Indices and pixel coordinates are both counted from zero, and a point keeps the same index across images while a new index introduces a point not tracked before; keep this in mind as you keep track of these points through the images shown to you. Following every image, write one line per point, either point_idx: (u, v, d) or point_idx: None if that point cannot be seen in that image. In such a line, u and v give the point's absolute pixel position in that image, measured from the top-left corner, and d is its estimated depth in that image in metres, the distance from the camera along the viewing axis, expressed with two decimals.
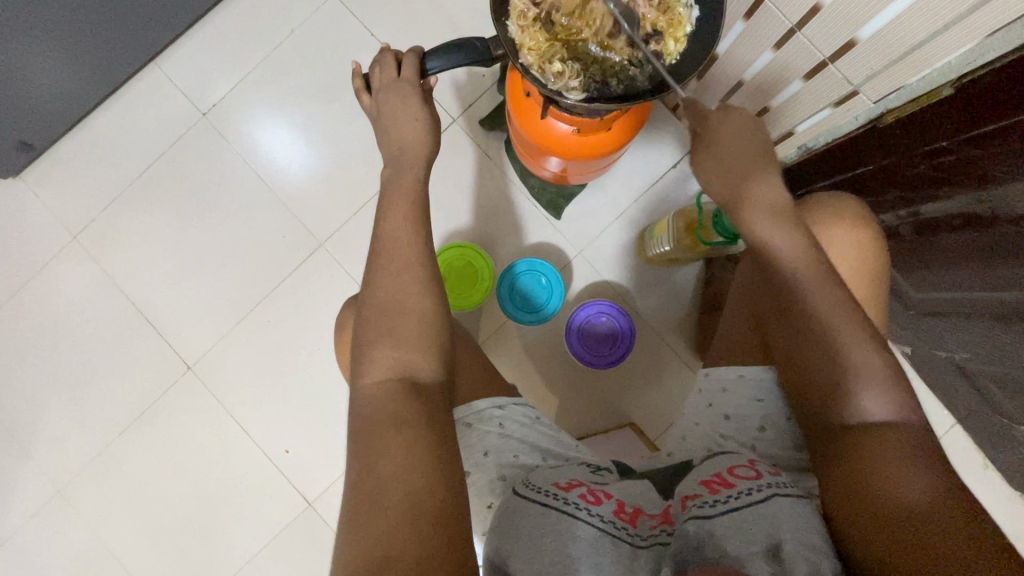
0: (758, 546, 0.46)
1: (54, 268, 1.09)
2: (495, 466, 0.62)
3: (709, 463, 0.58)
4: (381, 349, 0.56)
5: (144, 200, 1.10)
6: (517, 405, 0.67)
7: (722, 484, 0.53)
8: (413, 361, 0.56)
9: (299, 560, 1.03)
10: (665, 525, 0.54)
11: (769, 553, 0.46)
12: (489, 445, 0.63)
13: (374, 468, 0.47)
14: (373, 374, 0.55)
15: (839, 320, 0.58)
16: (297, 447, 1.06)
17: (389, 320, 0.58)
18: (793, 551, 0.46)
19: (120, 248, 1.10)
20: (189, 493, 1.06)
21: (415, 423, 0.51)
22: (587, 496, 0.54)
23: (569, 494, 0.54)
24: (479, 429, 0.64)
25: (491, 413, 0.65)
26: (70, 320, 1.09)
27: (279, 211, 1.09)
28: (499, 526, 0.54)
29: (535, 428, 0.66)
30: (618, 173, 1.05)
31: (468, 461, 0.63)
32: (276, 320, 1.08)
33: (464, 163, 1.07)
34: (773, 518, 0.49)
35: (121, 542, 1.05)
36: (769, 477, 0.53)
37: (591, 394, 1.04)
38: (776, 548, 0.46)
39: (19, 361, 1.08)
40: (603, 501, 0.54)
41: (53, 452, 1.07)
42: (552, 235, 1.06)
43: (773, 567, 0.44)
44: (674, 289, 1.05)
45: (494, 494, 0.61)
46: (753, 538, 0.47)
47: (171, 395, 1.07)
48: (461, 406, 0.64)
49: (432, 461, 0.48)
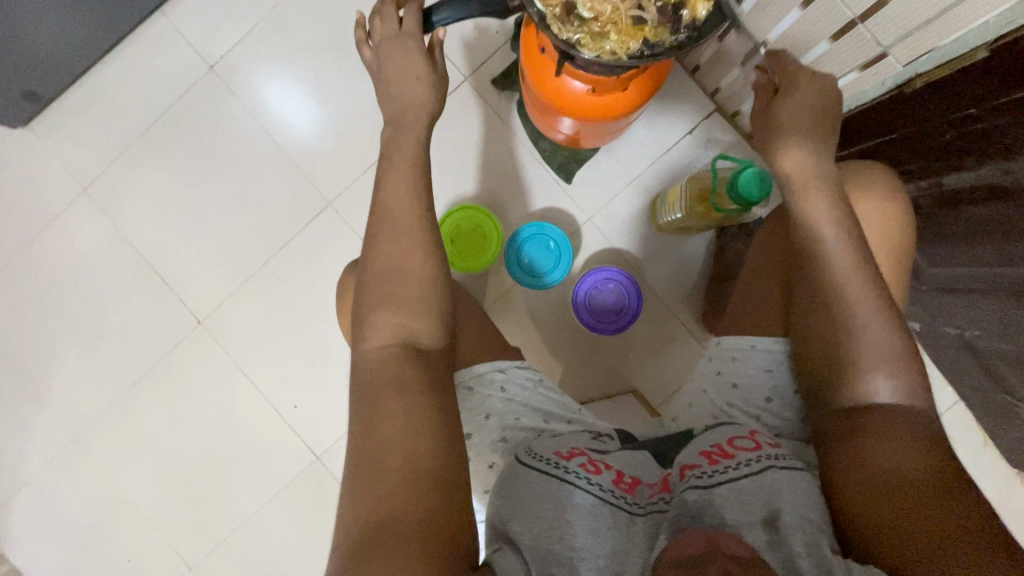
0: (755, 515, 0.48)
1: (66, 219, 1.10)
2: (497, 429, 0.64)
3: (709, 434, 0.58)
4: (382, 315, 0.57)
5: (153, 154, 1.09)
6: (518, 369, 0.68)
7: (722, 454, 0.54)
8: (414, 328, 0.57)
9: (307, 513, 1.07)
10: (664, 493, 0.55)
11: (766, 521, 0.48)
12: (492, 410, 0.64)
13: (379, 429, 0.48)
14: (374, 340, 0.56)
15: (872, 302, 0.57)
16: (306, 401, 1.08)
17: (389, 288, 0.58)
18: (790, 521, 0.47)
19: (130, 202, 1.10)
20: (201, 442, 1.09)
21: (417, 389, 0.51)
22: (589, 466, 0.55)
23: (569, 463, 0.55)
24: (482, 393, 0.65)
25: (493, 377, 0.66)
26: (83, 270, 1.10)
27: (288, 169, 1.08)
28: (501, 491, 0.54)
29: (538, 392, 0.67)
30: (632, 138, 1.03)
31: (469, 423, 0.64)
32: (284, 278, 1.08)
33: (475, 124, 1.05)
34: (768, 486, 0.50)
35: (137, 487, 1.09)
36: (769, 448, 0.54)
37: (595, 360, 1.05)
38: (773, 516, 0.48)
39: (33, 311, 1.11)
40: (602, 471, 0.55)
41: (70, 400, 1.10)
42: (564, 201, 1.04)
43: (769, 536, 0.47)
44: (684, 259, 1.04)
45: (495, 454, 0.63)
46: (750, 506, 0.49)
47: (183, 347, 1.09)
48: (462, 370, 0.66)
49: (435, 423, 0.49)
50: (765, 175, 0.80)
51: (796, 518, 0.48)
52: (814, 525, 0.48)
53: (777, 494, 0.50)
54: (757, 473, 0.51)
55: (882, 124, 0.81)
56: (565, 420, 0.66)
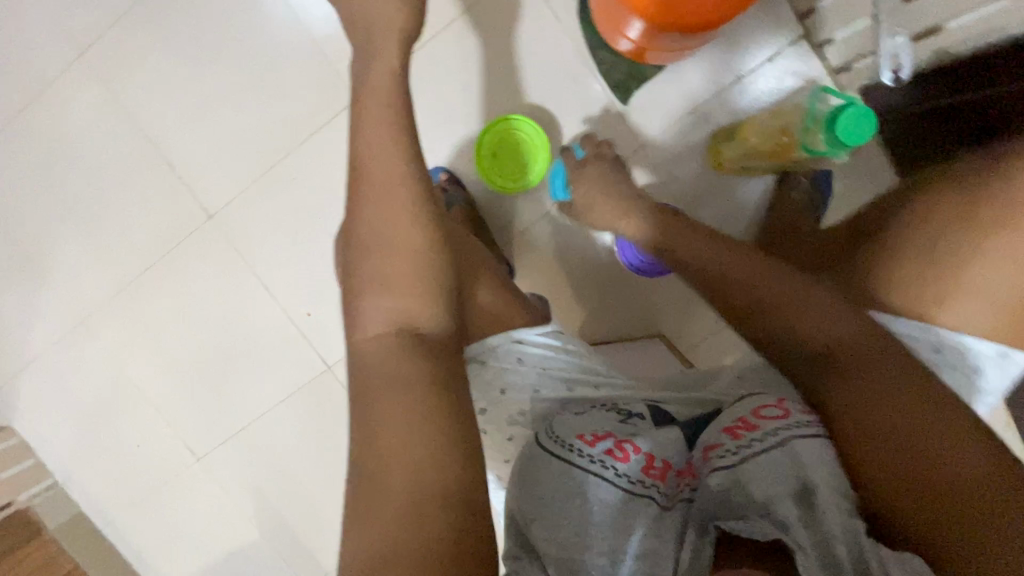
0: (783, 489, 0.49)
1: (62, 86, 0.99)
2: (514, 404, 0.65)
3: (736, 405, 0.58)
4: (374, 297, 0.52)
5: (158, 21, 0.97)
6: (537, 337, 0.65)
7: (746, 427, 0.54)
8: (418, 297, 0.52)
9: (316, 420, 1.06)
10: (690, 478, 0.56)
11: (798, 495, 0.49)
12: (507, 384, 0.64)
13: (375, 442, 0.45)
14: (368, 331, 0.52)
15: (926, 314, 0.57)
16: (319, 311, 1.03)
17: (384, 264, 0.53)
18: (824, 499, 0.48)
19: (132, 73, 0.98)
20: (210, 341, 1.06)
21: (415, 381, 0.47)
22: (615, 452, 0.55)
23: (594, 451, 0.55)
24: (498, 366, 0.64)
25: (509, 348, 0.64)
26: (83, 147, 1.01)
27: (311, 53, 0.96)
28: (523, 478, 0.57)
29: (559, 359, 0.66)
30: (703, 58, 0.91)
31: (487, 398, 0.65)
32: (301, 178, 1.00)
33: (527, 23, 0.92)
34: (796, 462, 0.50)
35: (145, 377, 1.08)
36: (797, 416, 0.54)
37: (625, 301, 0.99)
38: (807, 491, 0.49)
39: (32, 185, 1.03)
40: (631, 457, 0.55)
41: (74, 284, 1.05)
42: (616, 124, 0.94)
43: (801, 511, 0.48)
44: (737, 203, 0.95)
45: (515, 428, 0.65)
46: (778, 480, 0.50)
47: (190, 242, 1.02)
48: (474, 344, 0.63)
49: (437, 425, 0.46)
50: (870, 114, 0.67)
51: (831, 500, 0.48)
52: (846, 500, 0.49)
53: (806, 468, 0.50)
54: (782, 445, 0.51)
55: (989, 71, 0.68)
56: (593, 386, 0.66)
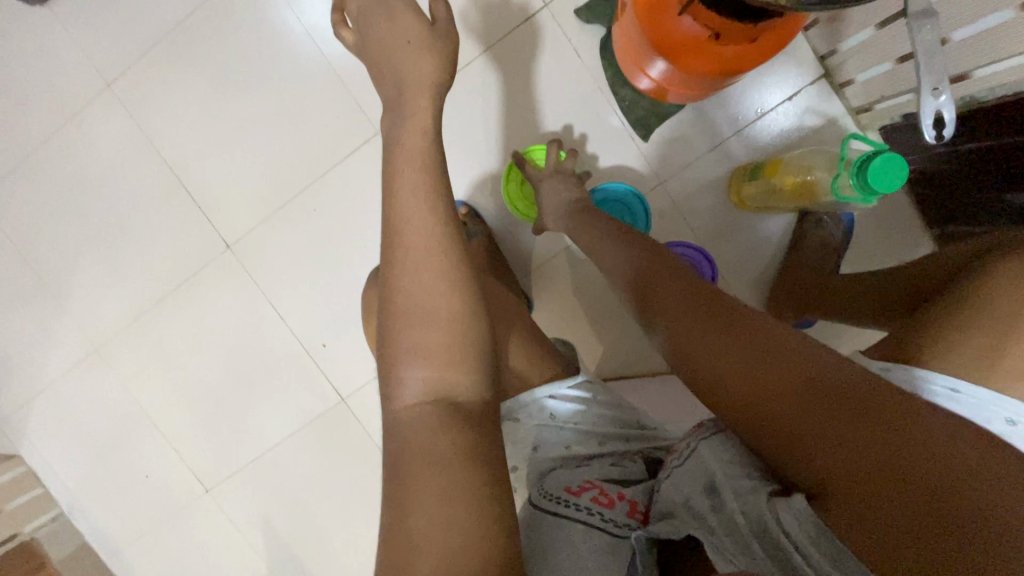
0: (694, 491, 0.49)
1: (88, 116, 1.00)
2: (546, 460, 0.65)
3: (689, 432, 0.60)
4: (409, 335, 0.51)
5: (184, 55, 0.98)
6: (569, 390, 0.65)
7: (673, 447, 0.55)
8: (456, 342, 0.52)
9: (330, 453, 1.05)
10: None
11: (707, 493, 0.48)
12: (539, 441, 0.65)
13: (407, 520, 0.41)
14: (407, 397, 0.50)
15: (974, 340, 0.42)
16: (335, 341, 1.03)
17: (417, 318, 0.52)
18: (722, 489, 0.47)
19: (158, 105, 0.99)
20: (225, 370, 1.05)
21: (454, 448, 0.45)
22: (601, 498, 0.58)
23: (580, 499, 0.59)
24: (528, 424, 0.65)
25: (540, 405, 0.65)
26: (106, 176, 1.02)
27: (335, 88, 0.97)
28: (528, 533, 0.60)
29: (591, 413, 0.66)
30: (725, 98, 0.92)
31: (517, 454, 0.66)
32: (322, 209, 1.00)
33: (550, 61, 0.94)
34: (703, 466, 0.50)
35: (158, 407, 1.07)
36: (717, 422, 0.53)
37: (645, 335, 0.98)
38: (711, 489, 0.48)
39: (53, 214, 1.03)
40: (614, 502, 0.58)
41: (90, 312, 1.05)
42: (637, 161, 0.94)
43: (711, 504, 0.48)
44: (757, 240, 0.95)
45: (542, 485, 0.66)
46: (692, 484, 0.50)
47: (209, 272, 1.02)
48: (507, 402, 0.64)
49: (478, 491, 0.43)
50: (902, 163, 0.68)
51: (733, 494, 0.46)
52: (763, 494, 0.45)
53: (711, 470, 0.49)
54: (694, 453, 0.51)
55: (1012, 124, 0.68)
56: (622, 438, 0.66)
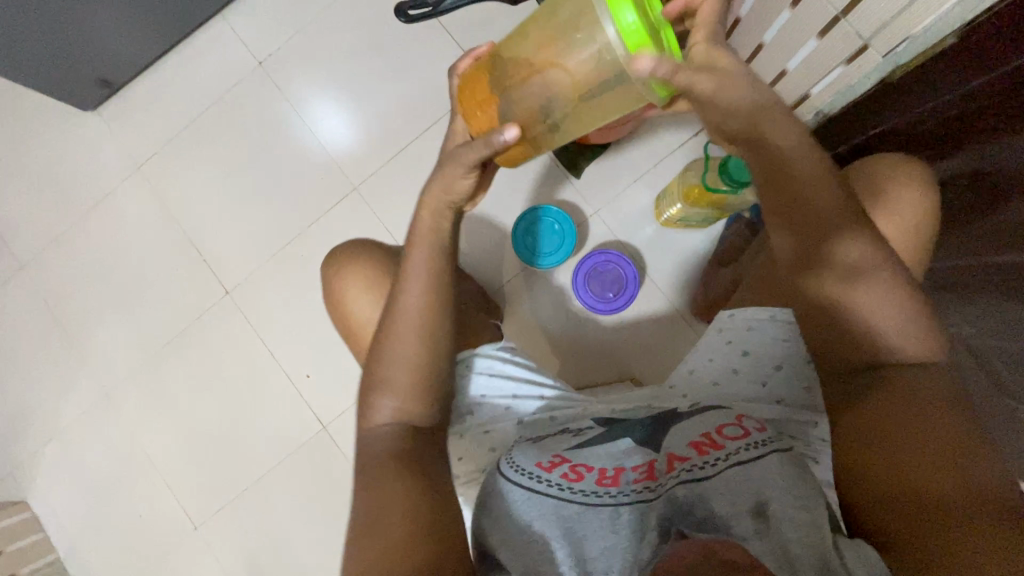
0: (744, 503, 0.53)
1: (119, 194, 1.21)
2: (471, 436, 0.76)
3: (698, 423, 0.65)
4: None
5: (200, 141, 1.20)
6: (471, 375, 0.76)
7: (711, 445, 0.60)
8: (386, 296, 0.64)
9: (313, 481, 1.11)
10: (647, 480, 0.60)
11: (756, 509, 0.52)
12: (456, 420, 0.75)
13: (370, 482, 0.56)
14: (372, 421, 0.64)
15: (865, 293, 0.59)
16: (318, 372, 1.13)
17: None
18: (778, 508, 0.52)
19: (177, 182, 1.20)
20: (218, 406, 1.15)
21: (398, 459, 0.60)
22: (569, 474, 0.62)
23: (553, 475, 0.61)
24: None
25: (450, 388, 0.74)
26: (130, 242, 1.20)
27: (321, 157, 1.18)
28: (485, 500, 0.63)
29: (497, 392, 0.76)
30: (642, 139, 1.09)
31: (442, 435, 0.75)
32: (308, 256, 1.16)
33: None
34: (755, 474, 0.55)
35: (156, 445, 1.15)
36: (755, 435, 0.60)
37: (595, 347, 1.08)
38: (762, 505, 0.52)
39: (82, 276, 1.21)
40: (584, 475, 0.62)
41: (105, 359, 1.18)
42: (573, 195, 1.10)
43: (758, 524, 0.51)
44: (685, 255, 1.07)
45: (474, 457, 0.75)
46: (740, 495, 0.54)
47: (209, 315, 1.17)
48: None
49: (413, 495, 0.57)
50: None
51: (783, 505, 0.52)
52: (799, 505, 0.52)
53: (764, 484, 0.54)
54: (748, 459, 0.57)
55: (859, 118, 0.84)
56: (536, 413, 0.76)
